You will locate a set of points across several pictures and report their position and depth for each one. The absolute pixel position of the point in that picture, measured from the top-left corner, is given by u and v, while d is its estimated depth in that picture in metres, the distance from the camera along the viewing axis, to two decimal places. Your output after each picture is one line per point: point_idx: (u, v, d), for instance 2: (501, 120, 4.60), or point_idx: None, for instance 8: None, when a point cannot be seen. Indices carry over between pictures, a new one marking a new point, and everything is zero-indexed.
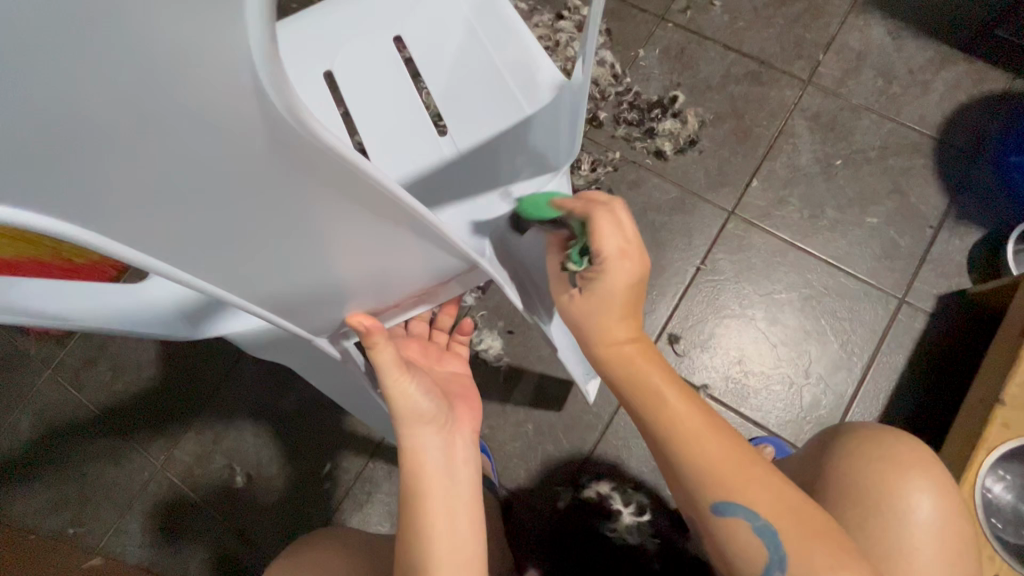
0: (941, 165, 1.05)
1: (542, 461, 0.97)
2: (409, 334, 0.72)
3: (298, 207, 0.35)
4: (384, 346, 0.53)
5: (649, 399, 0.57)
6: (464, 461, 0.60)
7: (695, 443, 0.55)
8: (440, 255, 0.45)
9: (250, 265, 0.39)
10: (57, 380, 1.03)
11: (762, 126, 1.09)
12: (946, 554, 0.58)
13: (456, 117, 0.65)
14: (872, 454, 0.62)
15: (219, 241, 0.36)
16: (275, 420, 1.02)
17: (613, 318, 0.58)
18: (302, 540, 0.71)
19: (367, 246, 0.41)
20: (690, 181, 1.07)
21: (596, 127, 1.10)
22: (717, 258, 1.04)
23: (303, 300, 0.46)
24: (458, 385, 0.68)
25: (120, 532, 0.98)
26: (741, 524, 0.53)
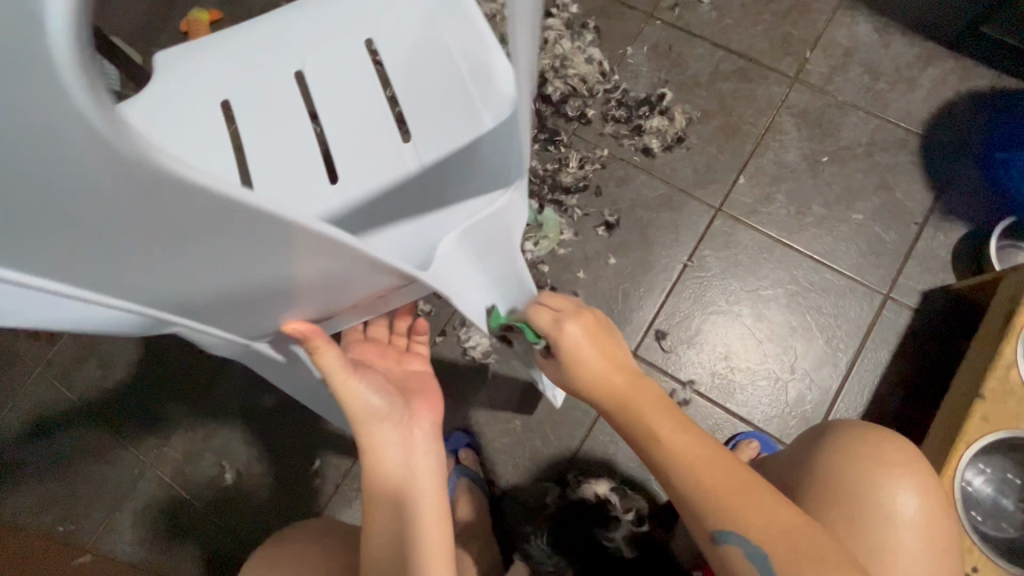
0: (927, 162, 1.06)
1: (530, 457, 0.98)
2: (367, 338, 0.73)
3: (199, 237, 0.34)
4: (327, 349, 0.53)
5: (649, 439, 0.58)
6: (424, 456, 0.60)
7: (690, 463, 0.56)
8: (376, 274, 0.44)
9: (166, 283, 0.40)
10: (47, 378, 1.03)
11: (749, 123, 1.10)
12: (930, 551, 0.59)
13: (423, 127, 0.66)
14: (860, 454, 0.63)
15: (134, 267, 0.37)
16: (266, 418, 1.02)
17: (598, 361, 0.61)
18: (279, 535, 0.71)
19: (289, 270, 0.41)
20: (677, 179, 1.08)
21: (584, 124, 1.10)
22: (704, 254, 1.05)
23: (232, 310, 0.48)
24: (416, 381, 0.68)
25: (111, 530, 0.98)
26: (736, 549, 0.53)
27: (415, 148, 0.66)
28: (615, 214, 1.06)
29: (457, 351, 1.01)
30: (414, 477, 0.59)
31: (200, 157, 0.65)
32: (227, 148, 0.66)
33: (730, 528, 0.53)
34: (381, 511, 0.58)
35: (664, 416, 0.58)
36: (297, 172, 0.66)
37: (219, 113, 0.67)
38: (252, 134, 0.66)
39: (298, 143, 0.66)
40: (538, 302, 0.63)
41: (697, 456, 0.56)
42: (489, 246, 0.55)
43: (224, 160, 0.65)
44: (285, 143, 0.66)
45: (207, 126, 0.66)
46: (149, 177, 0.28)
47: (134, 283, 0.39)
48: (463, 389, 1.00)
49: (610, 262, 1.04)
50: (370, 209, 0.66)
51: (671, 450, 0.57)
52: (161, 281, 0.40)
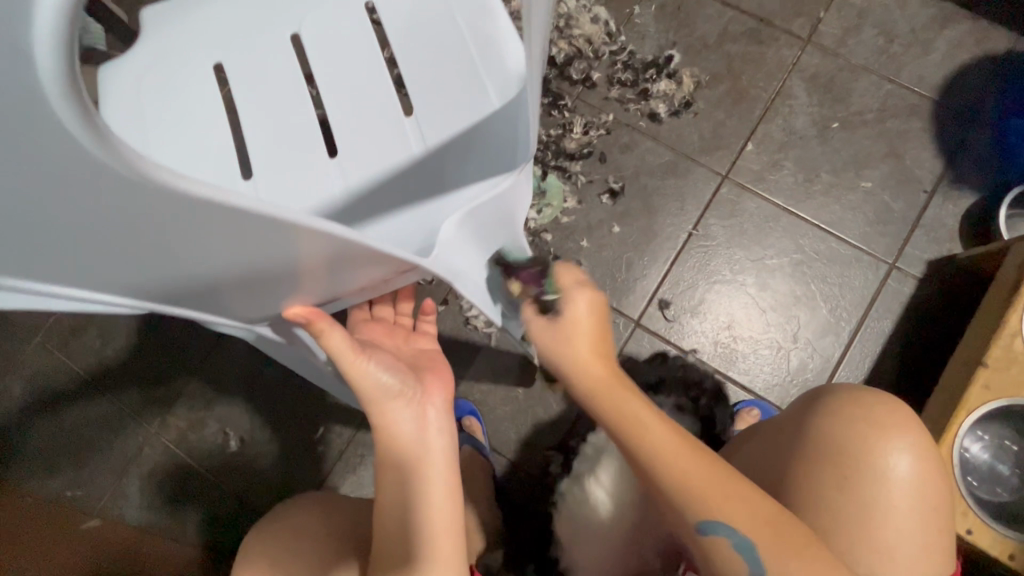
0: (938, 128, 1.04)
1: (531, 424, 0.99)
2: (373, 318, 0.71)
3: (193, 234, 0.36)
4: (331, 331, 0.54)
5: (631, 428, 0.56)
6: (438, 432, 0.60)
7: (677, 465, 0.54)
8: (377, 263, 0.46)
9: (166, 275, 0.42)
10: (45, 347, 1.03)
11: (759, 87, 1.07)
12: (922, 511, 0.58)
13: (427, 105, 0.63)
14: (854, 416, 0.61)
15: (133, 259, 0.38)
16: (268, 388, 1.03)
17: (585, 352, 0.58)
18: (278, 510, 0.71)
19: (290, 264, 0.43)
20: (684, 145, 1.05)
21: (590, 88, 1.07)
22: (709, 223, 1.03)
23: (234, 297, 0.49)
24: (424, 359, 0.66)
25: (117, 495, 0.99)
26: (722, 541, 0.53)
27: (418, 129, 0.63)
28: (620, 181, 1.04)
29: (459, 320, 1.01)
30: (424, 455, 0.59)
31: (196, 124, 0.63)
32: (223, 115, 0.64)
33: (719, 518, 0.52)
34: (388, 486, 0.59)
35: (646, 407, 0.57)
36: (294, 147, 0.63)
37: (211, 76, 0.64)
38: (247, 99, 0.63)
39: (294, 113, 0.64)
40: (566, 268, 0.61)
41: (672, 446, 0.54)
42: (491, 230, 0.59)
43: (219, 128, 0.63)
44: (282, 111, 0.64)
45: (197, 91, 0.64)
46: (137, 188, 0.30)
47: (137, 279, 0.42)
48: (465, 358, 1.00)
49: (614, 230, 1.03)
50: (371, 194, 0.63)
51: (651, 442, 0.55)
52: (166, 278, 0.42)
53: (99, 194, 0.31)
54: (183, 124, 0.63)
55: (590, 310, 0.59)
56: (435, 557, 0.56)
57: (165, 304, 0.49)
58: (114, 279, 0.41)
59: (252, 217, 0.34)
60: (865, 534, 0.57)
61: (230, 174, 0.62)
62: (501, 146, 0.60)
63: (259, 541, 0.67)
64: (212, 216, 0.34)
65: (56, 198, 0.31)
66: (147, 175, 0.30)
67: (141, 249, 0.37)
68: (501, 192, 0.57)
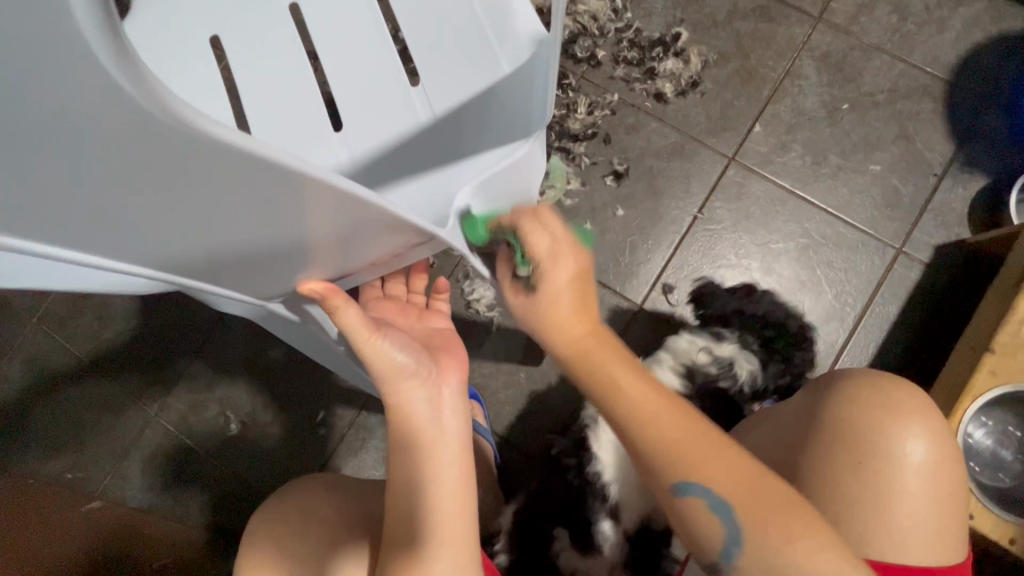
0: (950, 110, 1.02)
1: (533, 408, 0.98)
2: (386, 296, 0.69)
3: (216, 193, 0.33)
4: (346, 308, 0.52)
5: (608, 390, 0.56)
6: (451, 414, 0.59)
7: (652, 424, 0.54)
8: (393, 233, 0.44)
9: (178, 246, 0.39)
10: (44, 328, 1.01)
11: (768, 66, 1.04)
12: (938, 499, 0.58)
13: (434, 73, 0.62)
14: (872, 400, 0.60)
15: (145, 228, 0.36)
16: (269, 371, 1.02)
17: (565, 314, 0.57)
18: (280, 491, 0.69)
19: (305, 231, 0.40)
20: (690, 126, 1.03)
21: (594, 66, 1.05)
22: (715, 206, 1.02)
23: (243, 270, 0.47)
24: (441, 338, 0.65)
25: (119, 477, 0.99)
26: (698, 502, 0.52)
27: (425, 97, 0.62)
28: (624, 163, 1.02)
29: (461, 304, 1.00)
30: (439, 435, 0.58)
31: (194, 100, 0.61)
32: (221, 88, 0.62)
33: (694, 480, 0.52)
34: (397, 467, 0.58)
35: (624, 367, 0.57)
36: (299, 122, 0.62)
37: (208, 50, 0.62)
38: (245, 73, 0.61)
39: (295, 87, 0.62)
40: (540, 232, 0.56)
41: (654, 407, 0.54)
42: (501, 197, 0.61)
43: (216, 104, 0.61)
44: (284, 83, 0.62)
45: (191, 64, 0.61)
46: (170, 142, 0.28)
47: (136, 249, 0.38)
48: (467, 341, 1.00)
49: (618, 213, 1.01)
50: (379, 165, 0.62)
51: (628, 401, 0.55)
52: (167, 246, 0.39)
53: (114, 133, 0.27)
54: (181, 100, 0.61)
55: (568, 281, 0.57)
56: (445, 536, 0.56)
57: (166, 279, 0.45)
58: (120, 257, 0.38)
59: (287, 174, 0.32)
60: (880, 520, 0.57)
61: None
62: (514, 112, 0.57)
63: (261, 524, 0.66)
64: (234, 168, 0.31)
65: (59, 143, 0.27)
66: (172, 113, 0.26)
67: (150, 207, 0.34)
68: (514, 161, 0.57)
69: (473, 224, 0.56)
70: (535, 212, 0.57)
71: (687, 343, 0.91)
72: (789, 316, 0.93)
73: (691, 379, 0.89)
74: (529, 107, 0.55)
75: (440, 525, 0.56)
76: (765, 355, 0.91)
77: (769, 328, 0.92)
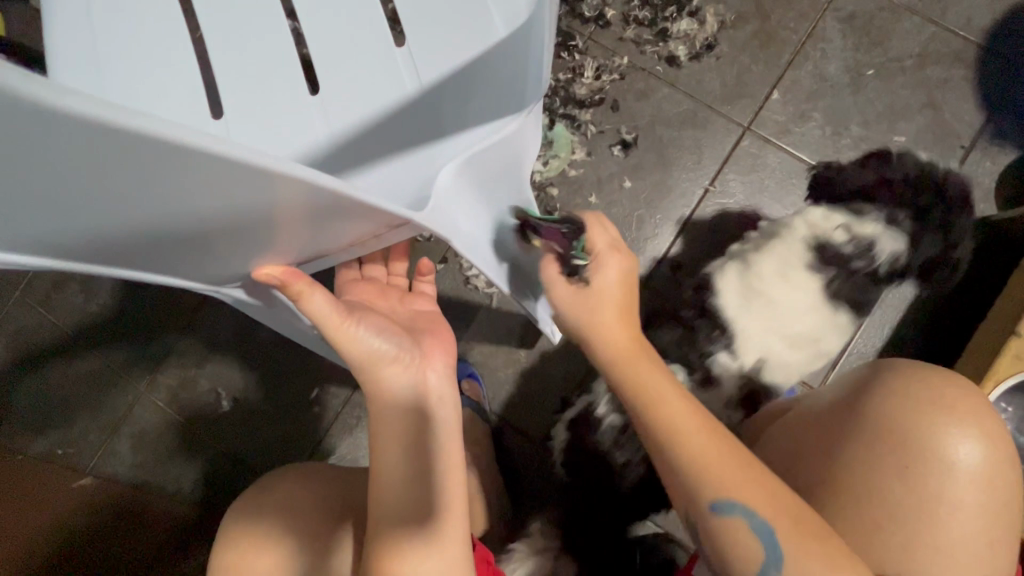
0: (982, 77, 0.95)
1: (533, 388, 0.95)
2: (363, 278, 0.64)
3: (150, 187, 0.30)
4: (310, 292, 0.49)
5: (651, 405, 0.55)
6: (440, 402, 0.55)
7: (696, 444, 0.53)
8: (366, 217, 0.41)
9: (115, 234, 0.36)
10: (26, 302, 0.98)
11: (789, 29, 0.97)
12: (989, 506, 0.55)
13: (421, 35, 0.57)
14: (918, 398, 0.58)
15: (74, 219, 0.33)
16: (262, 347, 0.99)
17: (613, 320, 0.58)
18: (261, 483, 0.66)
19: (259, 218, 0.37)
20: (703, 93, 0.97)
21: (603, 27, 0.98)
22: (728, 178, 0.96)
23: (196, 256, 0.44)
24: (425, 320, 0.61)
25: (109, 454, 0.96)
26: (740, 525, 0.51)
27: (411, 62, 0.57)
28: (633, 132, 0.97)
29: (459, 280, 0.96)
30: (426, 427, 0.54)
31: (162, 62, 0.56)
32: (190, 51, 0.57)
33: (730, 500, 0.51)
34: (390, 461, 0.54)
35: (666, 380, 0.56)
36: (275, 87, 0.57)
37: (175, 6, 0.57)
38: (220, 33, 0.57)
39: (274, 51, 0.58)
40: (598, 225, 0.59)
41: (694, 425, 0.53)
42: (496, 178, 0.55)
43: (186, 65, 0.56)
44: (263, 47, 0.57)
45: (155, 18, 0.57)
46: (82, 138, 0.25)
47: (71, 239, 0.36)
48: (465, 318, 0.96)
49: (625, 185, 0.96)
50: (359, 137, 0.58)
51: (668, 415, 0.54)
52: (110, 236, 0.36)
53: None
54: (148, 60, 0.56)
55: (618, 279, 0.58)
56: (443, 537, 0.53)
57: (99, 268, 0.43)
58: (48, 242, 0.36)
59: (224, 162, 0.29)
60: (925, 527, 0.55)
61: (198, 114, 0.56)
62: (505, 82, 0.51)
63: (244, 517, 0.63)
64: (155, 158, 0.28)
65: None
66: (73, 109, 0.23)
67: (75, 201, 0.31)
68: (505, 136, 0.51)
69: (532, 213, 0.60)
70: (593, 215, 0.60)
71: (822, 219, 0.81)
72: (945, 177, 0.82)
73: (823, 256, 0.79)
74: (524, 73, 0.48)
75: (437, 522, 0.54)
76: (915, 237, 0.79)
77: (930, 196, 0.81)
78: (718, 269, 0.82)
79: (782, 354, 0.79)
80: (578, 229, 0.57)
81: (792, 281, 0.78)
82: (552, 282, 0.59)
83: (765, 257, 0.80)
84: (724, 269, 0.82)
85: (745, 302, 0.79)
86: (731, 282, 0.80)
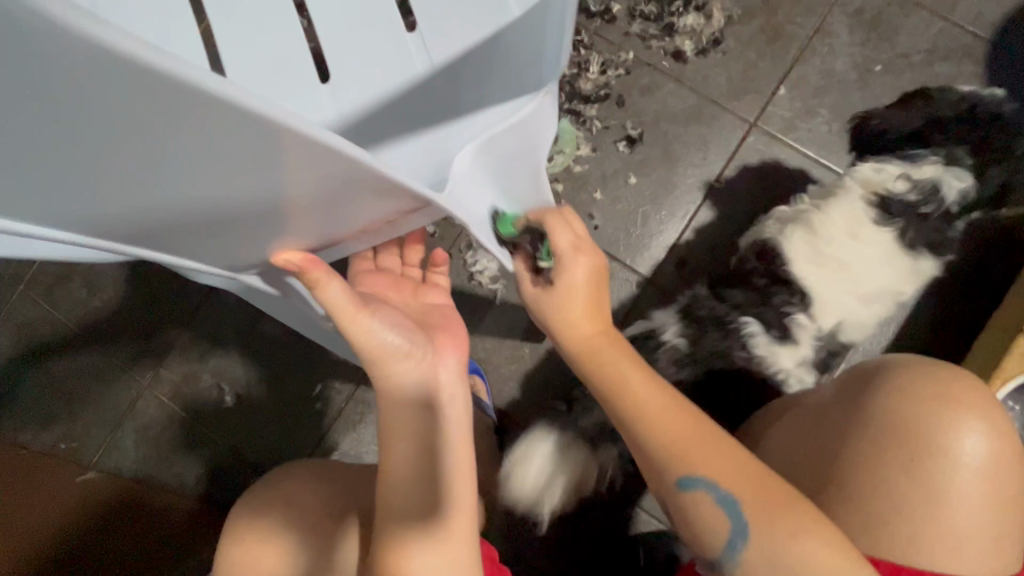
0: (991, 73, 0.94)
1: (537, 384, 0.95)
2: (378, 269, 0.64)
3: (188, 148, 0.30)
4: (327, 281, 0.49)
5: (619, 389, 0.57)
6: (453, 393, 0.55)
7: (659, 422, 0.55)
8: (389, 200, 0.41)
9: (138, 205, 0.36)
10: (30, 296, 0.97)
11: (796, 24, 0.96)
12: (993, 500, 0.55)
13: (433, 20, 0.57)
14: (923, 394, 0.57)
15: (103, 181, 0.32)
16: (265, 342, 0.98)
17: (578, 314, 0.60)
18: (270, 476, 0.67)
19: (284, 195, 0.37)
20: (710, 88, 0.96)
21: (609, 22, 0.97)
22: (734, 174, 0.96)
23: (214, 236, 0.43)
24: (437, 315, 0.60)
25: (113, 448, 0.97)
26: (702, 498, 0.52)
27: (423, 44, 0.58)
28: (638, 127, 0.96)
29: (463, 276, 0.95)
30: (438, 418, 0.54)
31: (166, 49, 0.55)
32: (195, 38, 0.55)
33: (696, 476, 0.52)
34: (399, 453, 0.54)
35: (634, 367, 0.58)
36: (284, 77, 0.57)
37: None
38: (223, 23, 0.56)
39: (281, 42, 0.57)
40: (563, 226, 0.58)
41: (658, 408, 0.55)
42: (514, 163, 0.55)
43: (189, 50, 0.55)
44: (268, 39, 0.57)
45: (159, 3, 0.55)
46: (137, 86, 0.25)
47: (86, 210, 0.35)
48: (469, 314, 0.95)
49: (630, 181, 0.96)
50: (371, 120, 0.58)
51: (632, 395, 0.57)
52: (132, 207, 0.36)
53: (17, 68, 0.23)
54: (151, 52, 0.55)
55: (586, 278, 0.59)
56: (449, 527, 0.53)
57: (115, 245, 0.43)
58: (70, 209, 0.35)
59: (268, 128, 0.29)
60: (928, 523, 0.54)
61: None
62: (520, 62, 0.51)
63: (250, 508, 0.63)
64: (178, 109, 0.27)
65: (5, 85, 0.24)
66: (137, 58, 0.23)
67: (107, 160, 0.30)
68: (523, 118, 0.51)
69: (504, 222, 0.55)
70: (558, 212, 0.60)
71: (876, 172, 0.85)
72: (975, 104, 0.87)
73: (891, 207, 0.83)
74: (542, 51, 0.48)
75: (444, 514, 0.53)
76: (982, 171, 0.83)
77: (977, 129, 0.85)
78: (780, 235, 0.83)
79: (861, 315, 0.82)
80: (539, 233, 0.57)
81: (862, 237, 0.81)
82: (520, 281, 0.61)
83: (830, 217, 0.82)
84: (795, 231, 0.83)
85: (819, 263, 0.81)
86: (799, 246, 0.82)
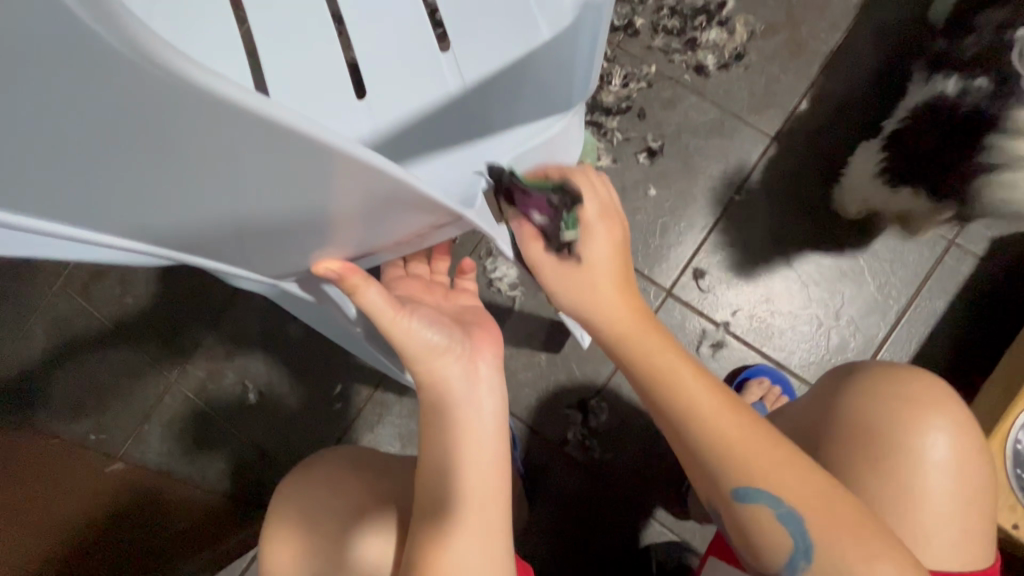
0: None
1: (553, 391, 0.96)
2: (409, 274, 0.66)
3: (245, 167, 0.32)
4: (365, 285, 0.51)
5: (665, 381, 0.56)
6: (487, 392, 0.56)
7: (726, 448, 0.54)
8: (424, 213, 0.42)
9: (194, 218, 0.38)
10: (66, 293, 1.01)
11: (819, 39, 0.97)
12: (960, 491, 0.58)
13: (466, 39, 0.60)
14: (890, 393, 0.61)
15: (162, 199, 0.35)
16: (289, 342, 1.01)
17: (611, 292, 0.59)
18: (296, 469, 0.68)
19: (328, 210, 0.39)
20: (732, 102, 0.97)
21: (631, 36, 0.98)
22: (755, 188, 0.97)
23: (266, 246, 0.46)
24: (473, 314, 0.62)
25: (140, 440, 0.99)
26: (765, 513, 0.54)
27: (454, 63, 0.60)
28: (659, 140, 0.97)
29: (482, 283, 0.96)
30: (473, 419, 0.55)
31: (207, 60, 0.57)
32: (238, 49, 0.58)
33: (752, 485, 0.53)
34: (433, 445, 0.56)
35: (683, 360, 0.58)
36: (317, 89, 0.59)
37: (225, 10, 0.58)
38: (262, 37, 0.58)
39: (319, 56, 0.60)
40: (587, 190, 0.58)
41: (716, 406, 0.55)
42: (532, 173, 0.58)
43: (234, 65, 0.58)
44: (307, 52, 0.59)
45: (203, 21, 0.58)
46: (211, 116, 0.27)
47: (150, 222, 0.38)
48: None
49: (650, 192, 0.97)
50: (402, 134, 0.60)
51: (687, 397, 0.56)
52: (188, 221, 0.38)
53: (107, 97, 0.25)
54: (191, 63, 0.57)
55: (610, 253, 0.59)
56: (468, 521, 0.54)
57: (171, 253, 0.45)
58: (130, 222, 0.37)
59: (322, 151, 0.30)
60: (906, 517, 0.58)
61: None
62: (549, 84, 0.54)
63: (279, 502, 0.65)
64: (246, 133, 0.29)
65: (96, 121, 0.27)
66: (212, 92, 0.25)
67: (171, 179, 0.32)
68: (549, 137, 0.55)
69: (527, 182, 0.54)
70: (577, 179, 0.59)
71: None
72: None
73: None
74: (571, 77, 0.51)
75: (479, 518, 0.54)
76: None
77: None
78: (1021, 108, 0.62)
79: None
80: (572, 202, 0.57)
81: None
82: (538, 257, 0.58)
83: None
84: None
85: None
86: None
